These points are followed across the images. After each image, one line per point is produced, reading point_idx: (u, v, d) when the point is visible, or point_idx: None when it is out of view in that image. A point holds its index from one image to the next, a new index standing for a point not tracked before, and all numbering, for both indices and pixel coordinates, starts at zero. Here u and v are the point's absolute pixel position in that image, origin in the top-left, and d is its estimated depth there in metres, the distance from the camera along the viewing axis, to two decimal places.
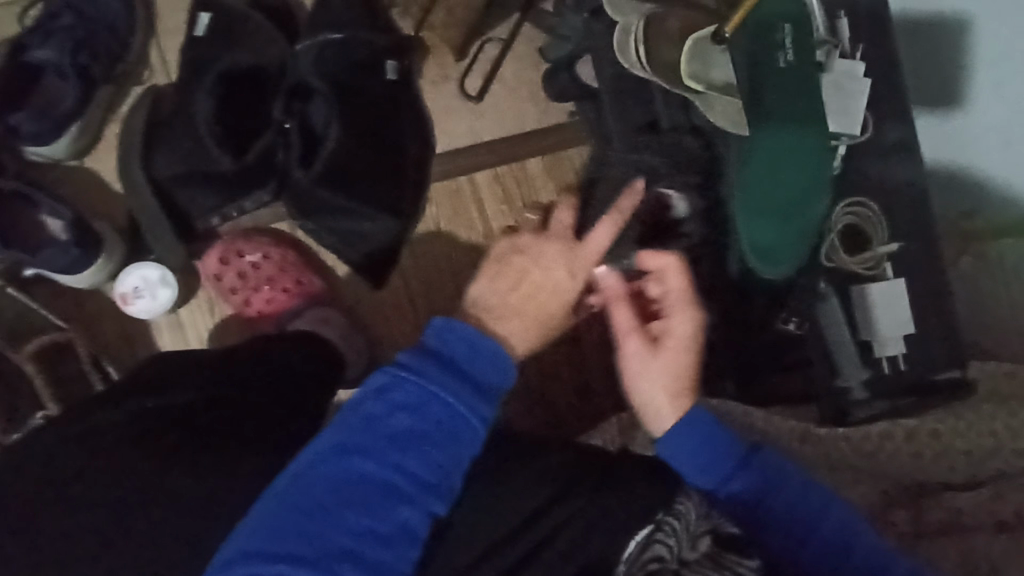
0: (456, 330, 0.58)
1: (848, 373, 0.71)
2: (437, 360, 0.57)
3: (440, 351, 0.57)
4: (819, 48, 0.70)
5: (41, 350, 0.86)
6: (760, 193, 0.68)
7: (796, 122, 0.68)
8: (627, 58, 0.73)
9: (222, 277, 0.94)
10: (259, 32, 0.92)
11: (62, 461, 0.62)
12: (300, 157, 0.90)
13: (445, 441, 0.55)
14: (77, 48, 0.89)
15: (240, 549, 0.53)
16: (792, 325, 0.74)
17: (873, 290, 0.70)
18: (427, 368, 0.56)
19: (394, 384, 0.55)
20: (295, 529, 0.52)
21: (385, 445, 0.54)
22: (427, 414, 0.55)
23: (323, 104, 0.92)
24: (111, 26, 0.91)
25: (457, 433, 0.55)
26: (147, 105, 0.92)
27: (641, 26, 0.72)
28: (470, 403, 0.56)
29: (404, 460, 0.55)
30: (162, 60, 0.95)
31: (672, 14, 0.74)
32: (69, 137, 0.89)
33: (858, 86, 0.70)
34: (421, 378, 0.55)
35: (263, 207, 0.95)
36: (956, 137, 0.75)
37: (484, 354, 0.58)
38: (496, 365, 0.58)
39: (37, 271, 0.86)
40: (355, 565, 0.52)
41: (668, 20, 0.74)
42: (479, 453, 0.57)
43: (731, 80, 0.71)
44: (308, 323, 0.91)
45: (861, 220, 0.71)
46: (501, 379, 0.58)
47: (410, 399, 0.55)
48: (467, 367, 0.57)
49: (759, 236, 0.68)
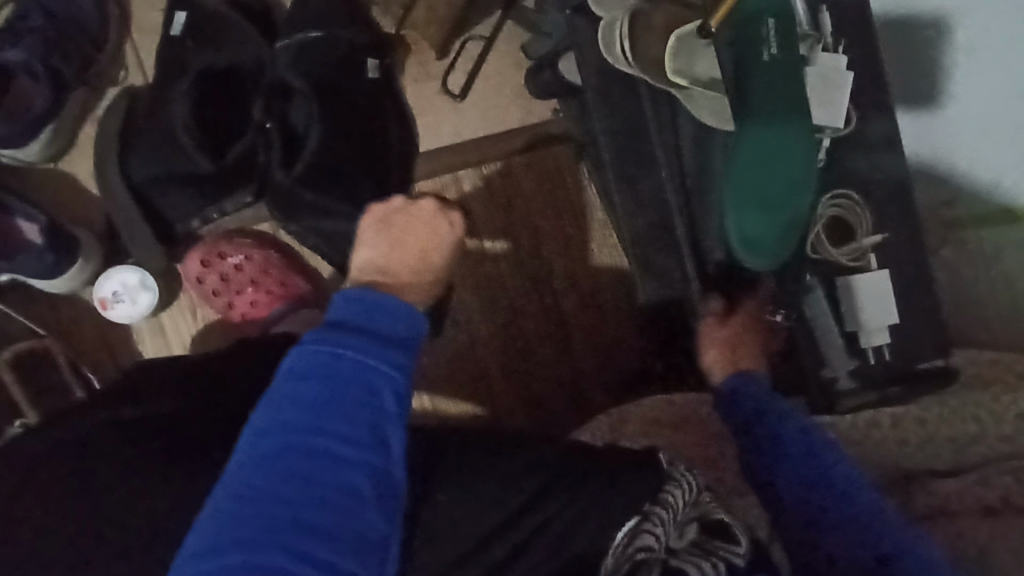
0: (350, 297, 0.59)
1: (837, 364, 0.72)
2: (341, 327, 0.57)
3: (341, 320, 0.58)
4: (802, 42, 0.71)
5: (16, 358, 0.83)
6: (750, 184, 0.66)
7: (785, 112, 0.66)
8: (612, 54, 0.72)
9: (203, 280, 0.92)
10: (236, 31, 0.90)
11: (50, 472, 0.63)
12: (281, 158, 0.89)
13: (368, 396, 0.55)
14: (49, 49, 0.87)
15: (190, 555, 0.50)
16: (779, 316, 0.74)
17: (858, 281, 0.70)
18: (330, 334, 0.56)
19: (305, 356, 0.55)
20: (236, 515, 0.50)
21: (310, 416, 0.53)
22: (339, 375, 0.55)
23: (303, 104, 0.91)
24: (83, 26, 0.89)
25: (377, 383, 0.56)
26: (123, 106, 0.90)
27: (626, 20, 0.70)
28: (383, 354, 0.57)
29: (334, 425, 0.53)
30: (137, 59, 0.92)
31: (657, 9, 0.72)
32: (43, 141, 0.86)
33: (842, 78, 0.69)
34: (329, 343, 0.56)
35: (244, 209, 0.93)
36: (929, 132, 0.76)
37: (389, 308, 0.59)
38: (397, 316, 0.59)
39: (12, 276, 0.84)
40: (305, 538, 0.50)
41: (654, 15, 0.72)
42: (404, 404, 0.57)
43: (714, 74, 0.71)
44: (292, 325, 0.90)
45: (846, 212, 0.71)
46: (408, 329, 0.59)
47: (324, 366, 0.55)
48: (371, 325, 0.58)
49: (749, 227, 0.67)
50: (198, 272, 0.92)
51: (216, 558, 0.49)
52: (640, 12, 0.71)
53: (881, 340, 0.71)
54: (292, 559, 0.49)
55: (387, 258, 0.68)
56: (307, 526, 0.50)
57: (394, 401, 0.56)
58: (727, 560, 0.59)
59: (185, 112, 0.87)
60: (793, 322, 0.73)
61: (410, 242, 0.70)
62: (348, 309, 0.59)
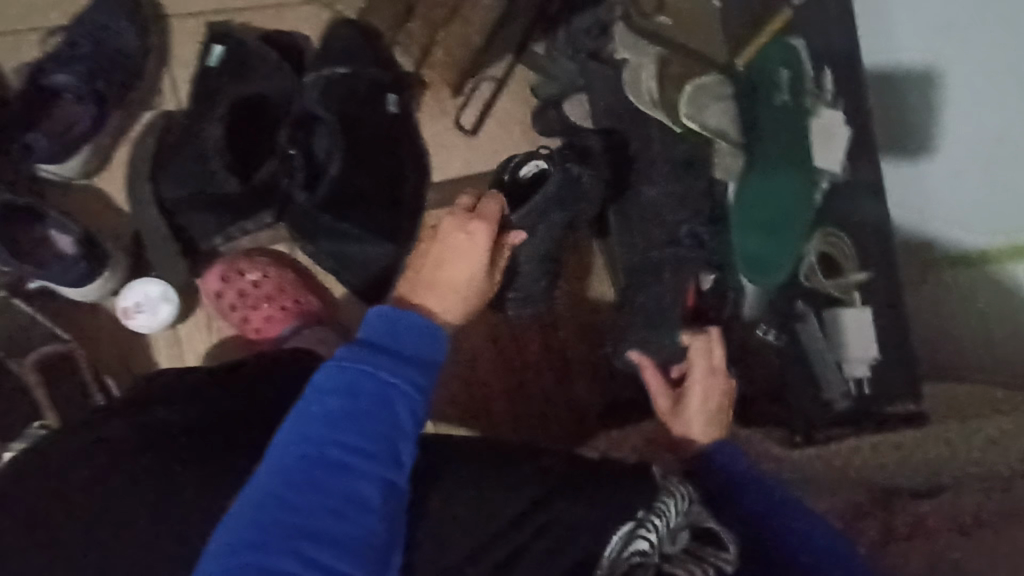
0: (378, 315, 0.62)
1: (831, 385, 0.83)
2: (367, 345, 0.60)
3: (367, 338, 0.61)
4: (807, 96, 0.80)
5: (43, 360, 0.87)
6: (751, 213, 0.79)
7: (787, 160, 0.78)
8: (638, 93, 0.87)
9: (222, 294, 0.96)
10: (267, 64, 0.97)
11: (81, 465, 0.67)
12: (304, 182, 0.94)
13: (387, 411, 0.57)
14: (95, 76, 0.94)
15: (205, 556, 0.51)
16: (771, 335, 0.87)
17: (844, 314, 0.81)
18: (357, 351, 0.59)
19: (334, 370, 0.57)
20: (250, 520, 0.51)
21: (330, 428, 0.55)
22: (361, 389, 0.57)
23: (325, 135, 0.96)
24: (127, 55, 0.96)
25: (397, 400, 0.58)
26: (159, 130, 0.96)
27: (651, 68, 0.87)
28: (405, 373, 0.59)
29: (353, 438, 0.55)
30: (174, 87, 0.99)
31: (674, 60, 0.89)
32: (82, 158, 0.92)
33: (837, 133, 0.79)
34: (355, 360, 0.58)
35: (264, 229, 0.98)
36: (917, 182, 0.81)
37: (415, 327, 0.62)
38: (420, 336, 0.62)
39: (43, 283, 0.88)
40: (317, 545, 0.51)
41: (670, 66, 0.89)
42: (419, 420, 0.59)
43: (721, 123, 0.83)
44: (306, 341, 0.93)
45: (835, 252, 0.81)
46: (429, 349, 0.62)
47: (349, 381, 0.57)
48: (394, 343, 0.61)
49: (751, 249, 0.79)
50: (218, 286, 0.96)
51: (228, 561, 0.50)
52: (663, 61, 0.89)
53: (860, 372, 0.82)
54: (301, 563, 0.50)
55: (413, 287, 0.69)
56: (316, 535, 0.51)
57: (410, 417, 0.58)
58: (717, 564, 0.62)
59: (218, 137, 0.92)
60: (782, 340, 0.86)
61: (432, 261, 0.71)
62: (376, 328, 0.61)
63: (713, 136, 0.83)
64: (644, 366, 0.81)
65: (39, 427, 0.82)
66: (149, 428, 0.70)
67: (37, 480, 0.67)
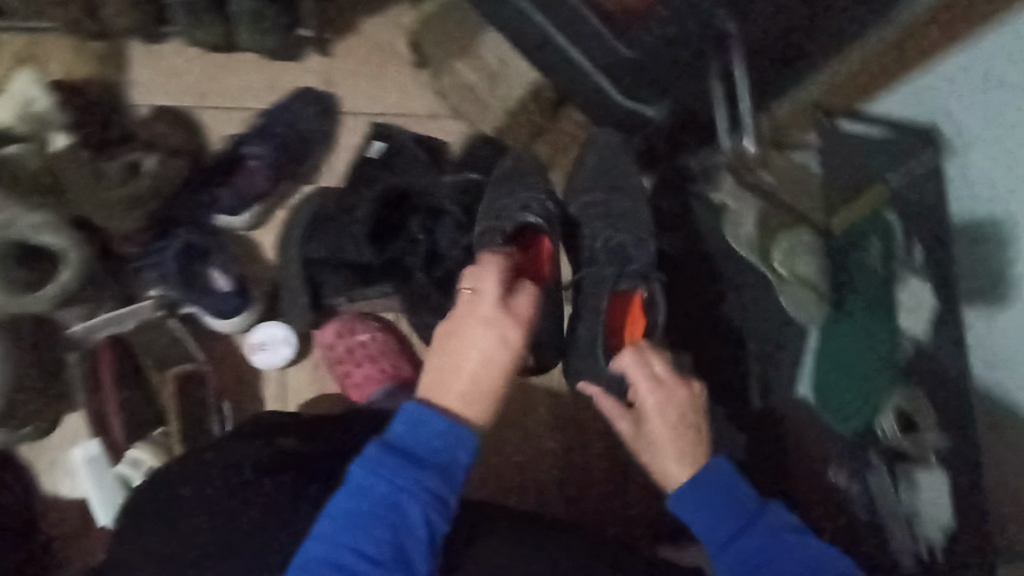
0: (403, 417, 0.69)
1: (901, 545, 0.87)
2: (389, 449, 0.67)
3: (392, 441, 0.68)
4: (910, 251, 0.89)
5: (181, 375, 0.99)
6: (832, 351, 0.94)
7: (873, 312, 0.92)
8: (737, 241, 0.99)
9: (333, 347, 1.09)
10: (414, 159, 1.14)
11: (209, 472, 0.76)
12: (423, 263, 1.07)
13: (399, 510, 0.65)
14: (278, 149, 1.11)
15: None
16: (842, 480, 0.94)
17: (918, 476, 0.87)
18: (377, 455, 0.67)
19: (364, 467, 0.66)
20: None
21: (354, 522, 0.65)
22: (378, 496, 0.65)
23: (450, 224, 1.09)
24: (307, 137, 1.15)
25: (413, 498, 0.65)
26: (315, 200, 1.13)
27: (748, 222, 0.97)
28: (421, 478, 0.66)
29: (373, 533, 0.64)
30: (333, 168, 1.18)
31: (768, 213, 0.97)
32: (252, 214, 1.10)
33: (922, 297, 0.88)
34: (375, 466, 0.66)
35: (381, 298, 1.10)
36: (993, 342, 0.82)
37: (436, 432, 0.69)
38: (439, 441, 0.69)
39: (198, 311, 1.02)
40: None
41: (765, 220, 0.97)
42: (428, 526, 0.66)
43: (808, 274, 0.95)
44: (397, 402, 1.02)
45: (913, 414, 0.86)
46: (443, 454, 0.68)
47: (370, 482, 0.66)
48: (412, 449, 0.68)
49: (822, 380, 0.95)
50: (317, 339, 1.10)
51: None
52: (760, 216, 0.97)
53: (931, 536, 0.86)
54: None
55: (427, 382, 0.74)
56: None
57: (419, 524, 0.65)
58: None
59: (364, 213, 1.06)
60: (856, 489, 0.92)
61: (449, 357, 0.75)
62: (404, 422, 0.69)
63: (801, 283, 0.95)
64: (597, 396, 0.87)
65: (159, 433, 0.99)
66: (266, 452, 0.80)
67: (171, 477, 0.77)
